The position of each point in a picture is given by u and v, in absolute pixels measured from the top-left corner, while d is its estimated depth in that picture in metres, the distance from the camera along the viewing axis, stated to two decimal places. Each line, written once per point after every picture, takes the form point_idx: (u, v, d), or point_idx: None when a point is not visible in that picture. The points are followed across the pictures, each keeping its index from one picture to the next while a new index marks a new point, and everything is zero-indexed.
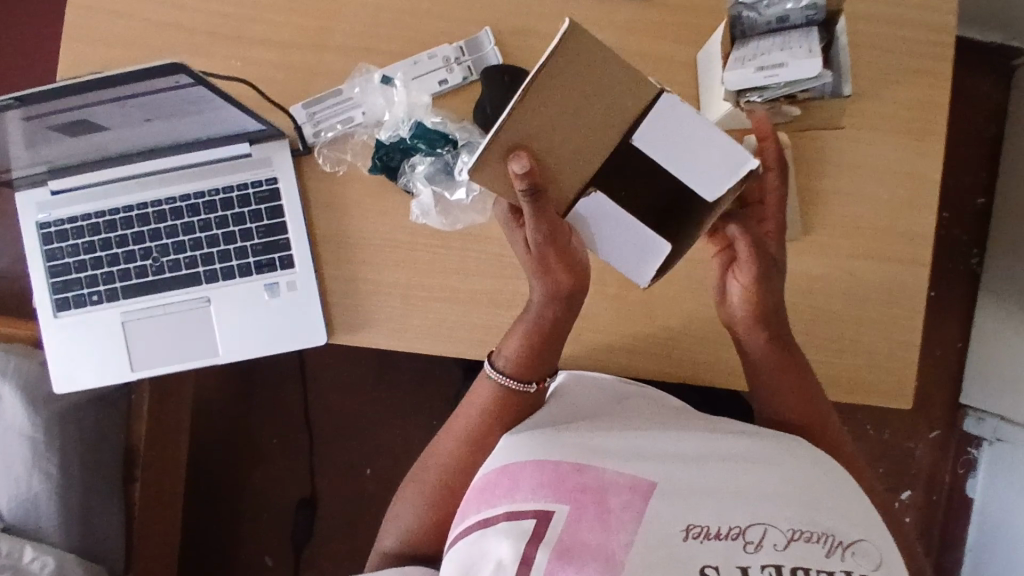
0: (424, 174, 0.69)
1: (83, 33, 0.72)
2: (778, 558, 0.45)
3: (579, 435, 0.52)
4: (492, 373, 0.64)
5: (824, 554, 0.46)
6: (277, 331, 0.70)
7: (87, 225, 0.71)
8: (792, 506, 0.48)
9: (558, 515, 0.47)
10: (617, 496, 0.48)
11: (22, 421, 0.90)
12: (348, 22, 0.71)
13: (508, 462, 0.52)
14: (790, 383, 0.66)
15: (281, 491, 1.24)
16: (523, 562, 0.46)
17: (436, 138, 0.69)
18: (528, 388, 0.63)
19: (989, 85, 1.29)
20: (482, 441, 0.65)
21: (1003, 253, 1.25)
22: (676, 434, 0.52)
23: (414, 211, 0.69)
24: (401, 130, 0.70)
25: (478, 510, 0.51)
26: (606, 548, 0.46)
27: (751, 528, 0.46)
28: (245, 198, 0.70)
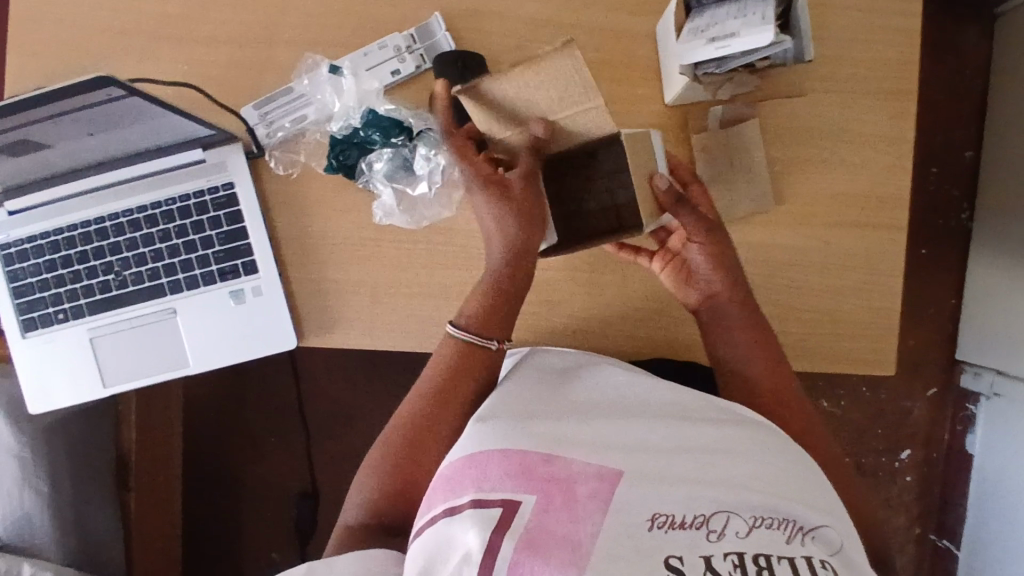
0: (384, 173, 0.67)
1: (25, 45, 0.70)
2: (741, 545, 0.43)
3: (547, 426, 0.51)
4: (452, 331, 0.64)
5: (784, 541, 0.44)
6: (245, 337, 0.69)
7: (46, 242, 0.70)
8: (753, 494, 0.46)
9: (525, 505, 0.45)
10: (584, 486, 0.46)
11: (8, 439, 0.91)
12: (296, 15, 0.69)
13: (475, 450, 0.50)
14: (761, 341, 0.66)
15: (280, 489, 1.25)
16: (488, 552, 0.43)
17: (390, 126, 0.67)
18: (489, 343, 0.63)
19: (974, 33, 1.26)
20: (453, 397, 0.63)
21: (993, 205, 1.23)
22: (643, 424, 0.51)
23: (376, 213, 0.68)
24: (354, 117, 0.68)
25: (446, 499, 0.48)
26: (573, 539, 0.43)
27: (715, 517, 0.45)
28: (203, 204, 0.68)
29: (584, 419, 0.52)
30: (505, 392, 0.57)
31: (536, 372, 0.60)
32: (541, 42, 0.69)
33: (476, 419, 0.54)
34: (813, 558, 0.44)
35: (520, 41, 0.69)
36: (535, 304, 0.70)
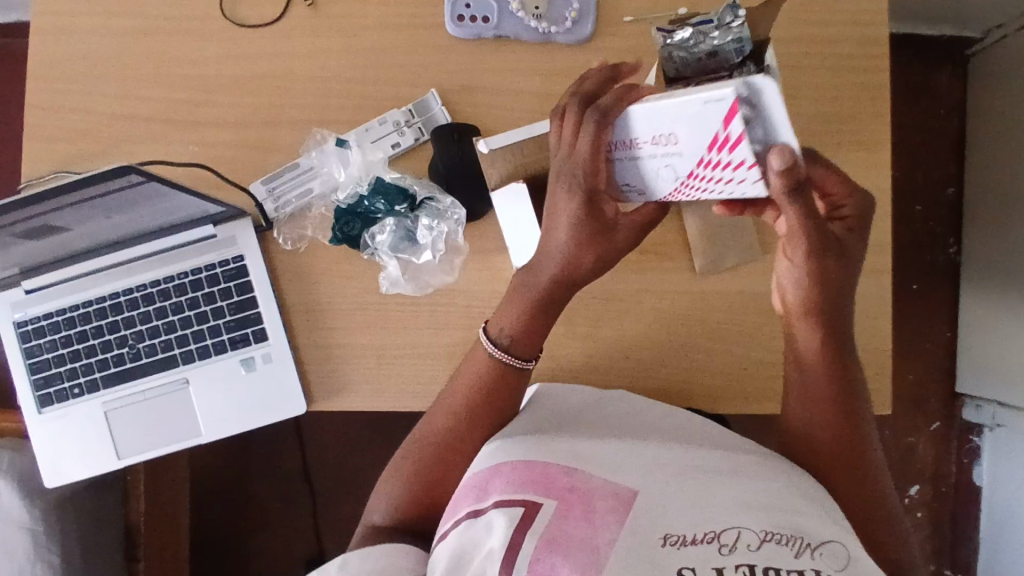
0: (388, 246, 0.70)
1: (44, 133, 0.74)
2: (751, 558, 0.44)
3: (567, 444, 0.54)
4: (491, 350, 0.62)
5: (792, 555, 0.45)
6: (257, 404, 0.71)
7: (62, 319, 0.72)
8: (762, 511, 0.47)
9: (546, 509, 0.48)
10: (603, 500, 0.48)
11: (19, 512, 0.90)
12: (300, 96, 0.74)
13: (501, 463, 0.53)
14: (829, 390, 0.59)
15: (290, 552, 1.24)
16: (511, 549, 0.45)
17: (395, 194, 0.69)
18: (526, 363, 0.62)
19: (945, 77, 1.32)
20: (481, 413, 0.63)
21: (979, 240, 1.27)
22: (656, 446, 0.54)
23: (382, 283, 0.71)
24: (361, 185, 0.70)
25: (473, 503, 0.51)
26: (592, 543, 0.45)
27: (725, 532, 0.46)
28: (214, 277, 0.71)
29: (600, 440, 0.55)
30: (523, 426, 0.60)
31: (558, 409, 0.62)
32: (532, 111, 0.73)
33: (496, 440, 0.58)
34: (821, 572, 0.44)
35: (512, 111, 0.73)
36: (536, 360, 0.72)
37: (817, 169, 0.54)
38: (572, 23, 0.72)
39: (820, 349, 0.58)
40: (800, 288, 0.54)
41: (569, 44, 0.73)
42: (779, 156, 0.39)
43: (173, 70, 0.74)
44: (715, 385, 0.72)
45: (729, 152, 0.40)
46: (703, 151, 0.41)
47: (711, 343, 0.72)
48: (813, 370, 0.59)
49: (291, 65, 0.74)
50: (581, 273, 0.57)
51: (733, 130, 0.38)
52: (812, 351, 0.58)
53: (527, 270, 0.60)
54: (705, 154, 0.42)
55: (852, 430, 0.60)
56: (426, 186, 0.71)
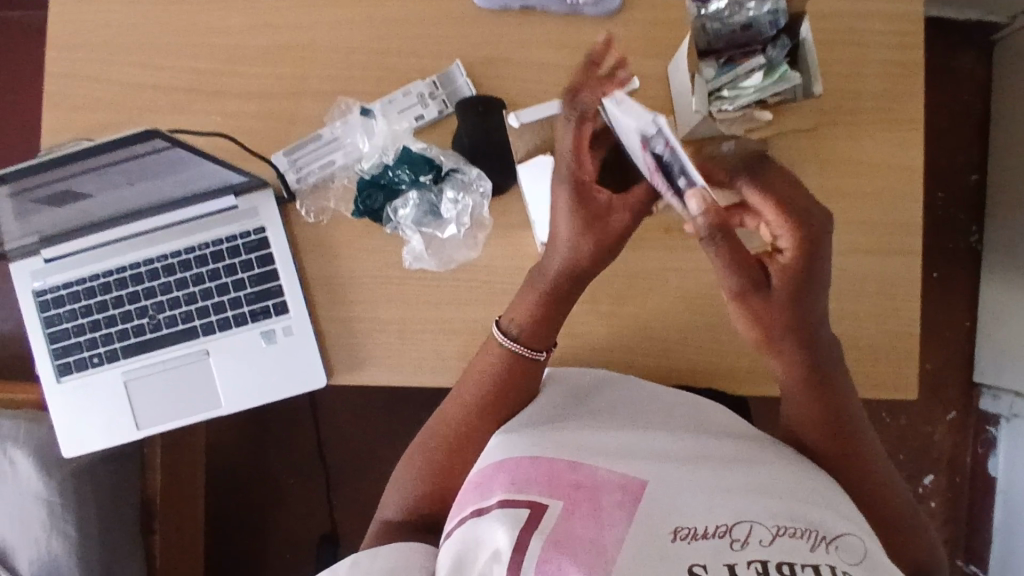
0: (412, 220, 0.69)
1: (63, 101, 0.74)
2: (765, 554, 0.44)
3: (574, 435, 0.53)
4: (503, 341, 0.62)
5: (807, 549, 0.44)
6: (276, 377, 0.70)
7: (82, 289, 0.72)
8: (775, 503, 0.47)
9: (552, 510, 0.47)
10: (609, 495, 0.47)
11: (38, 486, 0.91)
12: (323, 67, 0.73)
13: (504, 458, 0.52)
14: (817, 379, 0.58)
15: (302, 528, 1.24)
16: (518, 549, 0.45)
17: (422, 164, 0.69)
18: (536, 354, 0.62)
19: (971, 61, 1.29)
20: (489, 404, 0.62)
21: (1002, 227, 1.25)
22: (665, 436, 0.53)
23: (405, 257, 0.70)
24: (389, 154, 0.71)
25: (476, 501, 0.50)
26: (599, 542, 0.44)
27: (738, 526, 0.45)
28: (235, 248, 0.70)
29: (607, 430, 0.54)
30: (528, 411, 0.59)
31: (561, 391, 0.61)
32: (557, 85, 0.71)
33: (502, 432, 0.57)
34: (835, 566, 0.44)
35: (537, 84, 0.72)
36: (558, 337, 0.71)
37: (747, 192, 0.50)
38: None
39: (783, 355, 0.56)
40: (748, 319, 0.54)
41: (597, 16, 0.71)
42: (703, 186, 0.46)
43: (194, 39, 0.73)
44: (739, 366, 0.71)
45: (665, 176, 0.49)
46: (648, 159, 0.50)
47: (735, 323, 0.71)
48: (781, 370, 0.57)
49: (314, 36, 0.73)
50: (585, 268, 0.59)
51: (660, 153, 0.48)
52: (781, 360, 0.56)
53: (533, 273, 0.62)
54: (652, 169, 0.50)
55: (840, 420, 0.58)
56: (451, 157, 0.70)
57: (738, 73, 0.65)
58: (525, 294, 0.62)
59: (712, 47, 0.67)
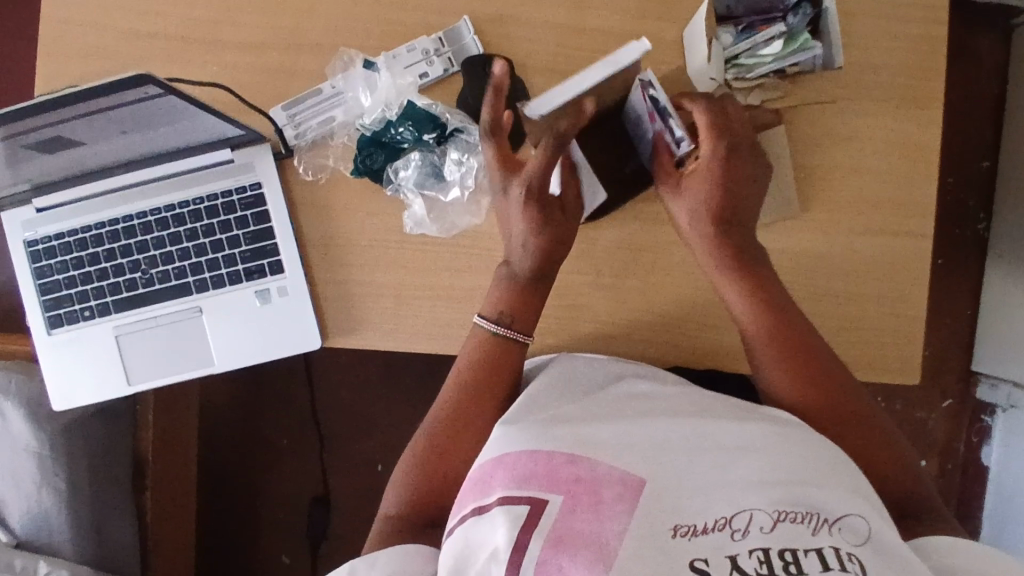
0: (413, 182, 0.68)
1: (55, 45, 0.71)
2: (765, 541, 0.43)
3: (571, 427, 0.51)
4: (490, 327, 0.64)
5: (809, 533, 0.44)
6: (271, 338, 0.69)
7: (74, 241, 0.70)
8: (774, 488, 0.46)
9: (552, 505, 0.46)
10: (609, 489, 0.46)
11: (28, 437, 0.91)
12: (325, 19, 0.70)
13: (503, 453, 0.50)
14: (800, 350, 0.62)
15: (293, 490, 1.25)
16: (517, 549, 0.44)
17: (425, 120, 0.67)
18: (523, 338, 0.65)
19: (990, 43, 1.26)
20: (485, 383, 0.63)
21: (1011, 215, 1.23)
22: (664, 421, 0.51)
23: (406, 222, 0.68)
24: (393, 110, 0.69)
25: (476, 499, 0.50)
26: (600, 538, 0.44)
27: (737, 516, 0.45)
28: (230, 205, 0.69)
29: (604, 420, 0.52)
30: (526, 399, 0.57)
31: (561, 373, 0.61)
32: (567, 47, 0.69)
33: (501, 424, 0.54)
34: (838, 548, 0.44)
35: (547, 45, 0.69)
36: (559, 308, 0.70)
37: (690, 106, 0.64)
38: None
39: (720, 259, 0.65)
40: (697, 221, 0.65)
41: None
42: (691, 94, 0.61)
43: None
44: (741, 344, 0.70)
45: (658, 121, 0.61)
46: (644, 110, 0.61)
47: None
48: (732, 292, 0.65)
49: None
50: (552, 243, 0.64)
51: (648, 105, 0.60)
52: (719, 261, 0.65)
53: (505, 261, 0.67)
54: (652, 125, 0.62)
55: (816, 371, 0.61)
56: (456, 113, 0.68)
57: (751, 41, 0.65)
58: (499, 281, 0.66)
59: (728, 12, 0.66)
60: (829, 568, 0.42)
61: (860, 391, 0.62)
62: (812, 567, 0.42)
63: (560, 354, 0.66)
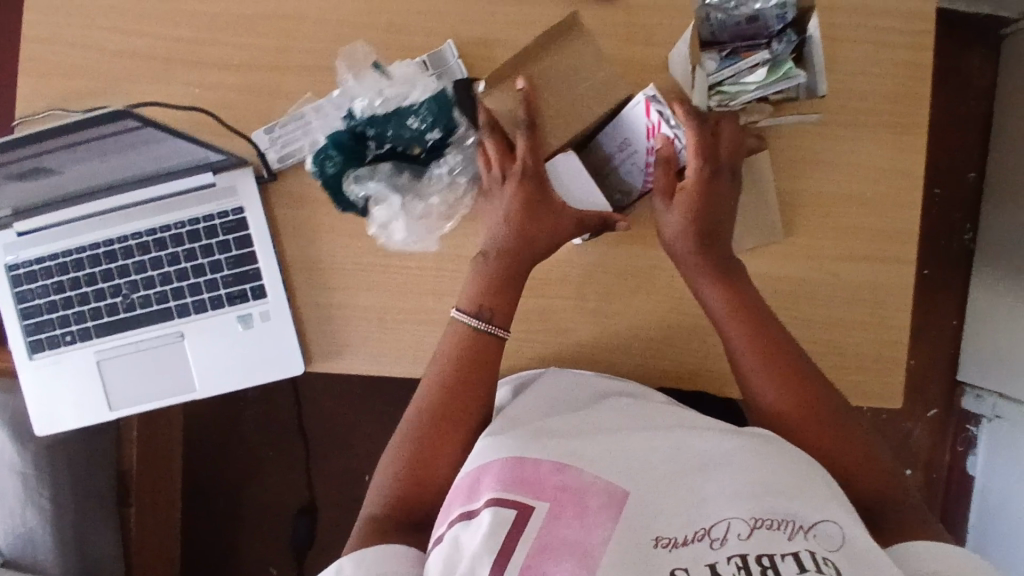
0: (384, 183, 0.66)
1: (35, 65, 0.70)
2: (742, 548, 0.44)
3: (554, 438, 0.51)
4: (472, 321, 0.64)
5: (785, 539, 0.44)
6: (253, 362, 0.69)
7: (54, 265, 0.69)
8: (751, 494, 0.46)
9: (538, 512, 0.46)
10: (595, 498, 0.46)
11: (13, 457, 0.91)
12: (308, 40, 0.69)
13: (488, 462, 0.51)
14: (768, 346, 0.63)
15: (280, 501, 1.24)
16: (502, 553, 0.44)
17: (434, 118, 0.66)
18: (501, 333, 0.64)
19: (978, 55, 1.26)
20: (466, 383, 0.63)
21: (996, 227, 1.24)
22: (643, 433, 0.51)
23: (370, 223, 0.67)
24: (417, 90, 0.66)
25: (462, 504, 0.50)
26: (584, 544, 0.44)
27: (716, 525, 0.45)
28: (212, 229, 0.68)
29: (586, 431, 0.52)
30: (507, 414, 0.58)
31: (546, 392, 0.60)
32: None
33: (484, 438, 0.55)
34: (814, 553, 0.44)
35: None
36: (543, 331, 0.70)
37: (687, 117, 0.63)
38: None
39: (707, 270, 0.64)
40: (681, 224, 0.64)
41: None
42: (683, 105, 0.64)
43: (176, 6, 0.70)
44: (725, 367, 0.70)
45: (659, 133, 0.64)
46: (643, 124, 0.64)
47: None
48: (717, 298, 0.64)
49: (300, 6, 0.69)
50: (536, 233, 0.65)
51: (653, 116, 0.63)
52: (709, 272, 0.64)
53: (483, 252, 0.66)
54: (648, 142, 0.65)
55: (794, 377, 0.62)
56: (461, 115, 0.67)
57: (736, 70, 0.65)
58: (475, 273, 0.65)
59: (712, 40, 0.66)
60: (805, 570, 0.42)
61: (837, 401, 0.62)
62: (789, 570, 0.42)
63: (555, 367, 0.65)
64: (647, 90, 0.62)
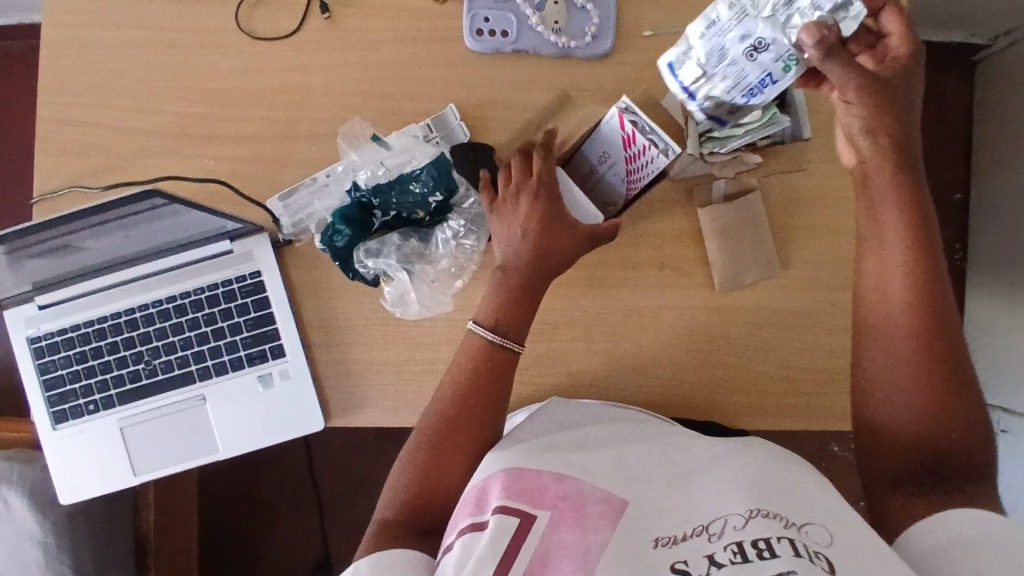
0: (395, 258, 0.69)
1: (56, 145, 0.74)
2: (738, 537, 0.45)
3: (559, 454, 0.53)
4: (489, 336, 0.64)
5: (781, 526, 0.45)
6: (274, 420, 0.70)
7: (76, 335, 0.71)
8: (747, 493, 0.48)
9: (539, 520, 0.47)
10: (593, 505, 0.48)
11: (32, 525, 0.89)
12: (316, 109, 0.73)
13: (493, 476, 0.53)
14: (934, 312, 0.58)
15: (298, 555, 1.24)
16: (506, 555, 0.46)
17: (428, 187, 0.68)
18: (515, 346, 0.64)
19: (953, 81, 1.31)
20: (483, 393, 0.63)
21: (985, 245, 1.27)
22: (644, 450, 0.54)
23: (387, 293, 0.70)
24: (417, 160, 0.69)
25: (469, 517, 0.51)
26: (583, 546, 0.46)
27: (713, 522, 0.46)
28: (231, 292, 0.70)
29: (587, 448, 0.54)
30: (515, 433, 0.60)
31: (545, 418, 0.62)
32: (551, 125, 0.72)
33: (493, 454, 0.56)
34: (808, 543, 0.44)
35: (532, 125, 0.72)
36: (555, 375, 0.72)
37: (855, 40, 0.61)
38: (591, 38, 0.72)
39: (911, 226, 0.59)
40: (866, 132, 0.60)
41: (588, 58, 0.72)
42: (808, 31, 0.56)
43: (188, 83, 0.73)
44: (733, 399, 0.72)
45: (631, 145, 0.66)
46: (619, 134, 0.66)
47: (730, 359, 0.72)
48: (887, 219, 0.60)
49: (307, 79, 0.73)
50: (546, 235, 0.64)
51: (626, 126, 0.65)
52: (896, 226, 0.59)
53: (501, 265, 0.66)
54: (625, 151, 0.66)
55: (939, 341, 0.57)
56: (460, 178, 0.70)
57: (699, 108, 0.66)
58: (495, 285, 0.65)
59: None
60: (800, 554, 0.43)
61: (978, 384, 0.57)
62: (784, 552, 0.43)
63: (555, 396, 0.67)
64: (620, 104, 0.66)
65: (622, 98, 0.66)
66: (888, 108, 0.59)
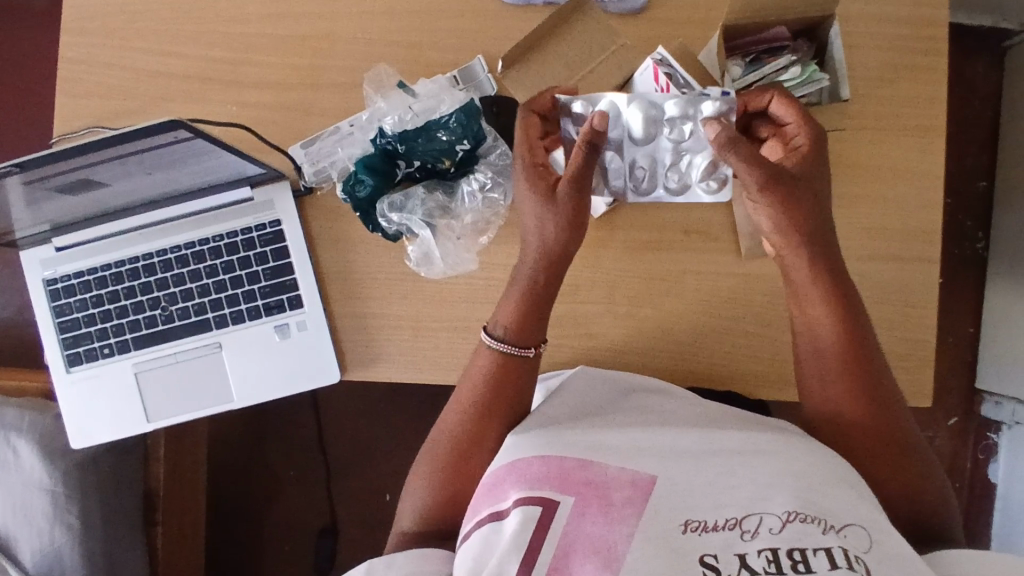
0: (421, 216, 0.68)
1: (75, 85, 0.73)
2: (774, 541, 0.44)
3: (583, 434, 0.52)
4: (489, 342, 0.63)
5: (819, 532, 0.44)
6: (289, 372, 0.70)
7: (93, 278, 0.71)
8: (783, 490, 0.47)
9: (563, 507, 0.46)
10: (619, 493, 0.47)
11: (41, 474, 0.88)
12: (341, 58, 0.71)
13: (516, 457, 0.51)
14: (854, 362, 0.61)
15: (303, 520, 1.24)
16: (529, 552, 0.45)
17: (458, 133, 0.67)
18: (526, 351, 0.63)
19: (983, 65, 1.28)
20: (494, 404, 0.63)
21: (1008, 234, 1.24)
22: (670, 430, 0.52)
23: (412, 256, 0.69)
24: (445, 104, 0.68)
25: (490, 503, 0.50)
26: (608, 541, 0.45)
27: (748, 518, 0.45)
28: (250, 241, 0.69)
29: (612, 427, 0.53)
30: (538, 413, 0.58)
31: (570, 396, 0.61)
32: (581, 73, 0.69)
33: (514, 434, 0.55)
34: (846, 550, 0.44)
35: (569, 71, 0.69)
36: (574, 338, 0.71)
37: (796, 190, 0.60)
38: None
39: (828, 288, 0.61)
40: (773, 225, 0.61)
41: (619, 12, 0.70)
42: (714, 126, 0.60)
43: (213, 27, 0.72)
44: (754, 369, 0.70)
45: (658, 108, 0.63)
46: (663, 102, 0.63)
47: (753, 328, 0.70)
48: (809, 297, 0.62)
49: (332, 26, 0.72)
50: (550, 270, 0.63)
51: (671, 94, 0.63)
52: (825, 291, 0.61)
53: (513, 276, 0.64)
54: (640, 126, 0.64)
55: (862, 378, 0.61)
56: (486, 128, 0.69)
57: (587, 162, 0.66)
58: (509, 292, 0.64)
59: (736, 43, 0.70)
60: (838, 565, 0.42)
61: (898, 410, 0.62)
62: (821, 565, 0.43)
63: (578, 366, 0.65)
64: (654, 55, 0.65)
65: (658, 50, 0.64)
66: (796, 204, 0.59)
